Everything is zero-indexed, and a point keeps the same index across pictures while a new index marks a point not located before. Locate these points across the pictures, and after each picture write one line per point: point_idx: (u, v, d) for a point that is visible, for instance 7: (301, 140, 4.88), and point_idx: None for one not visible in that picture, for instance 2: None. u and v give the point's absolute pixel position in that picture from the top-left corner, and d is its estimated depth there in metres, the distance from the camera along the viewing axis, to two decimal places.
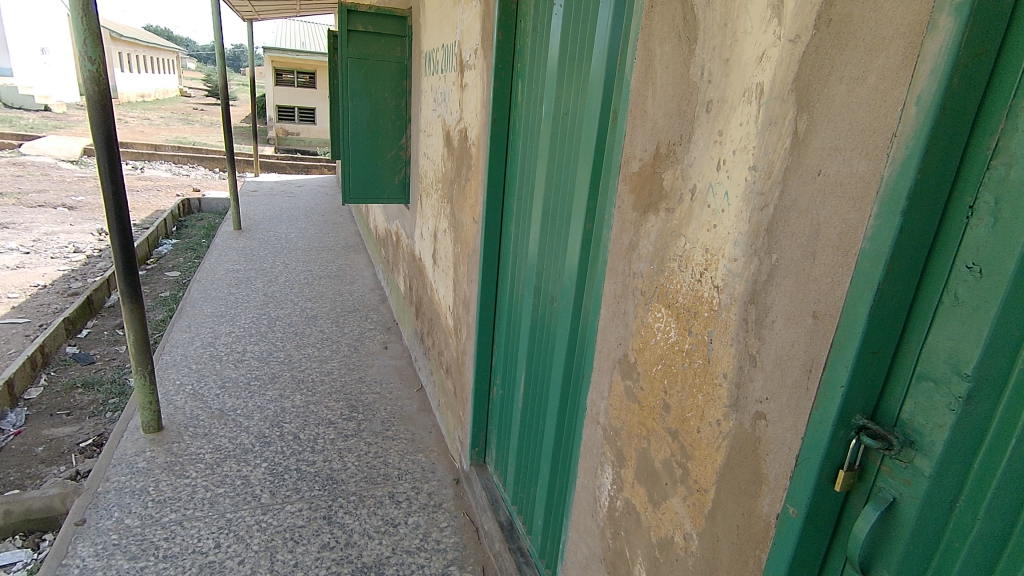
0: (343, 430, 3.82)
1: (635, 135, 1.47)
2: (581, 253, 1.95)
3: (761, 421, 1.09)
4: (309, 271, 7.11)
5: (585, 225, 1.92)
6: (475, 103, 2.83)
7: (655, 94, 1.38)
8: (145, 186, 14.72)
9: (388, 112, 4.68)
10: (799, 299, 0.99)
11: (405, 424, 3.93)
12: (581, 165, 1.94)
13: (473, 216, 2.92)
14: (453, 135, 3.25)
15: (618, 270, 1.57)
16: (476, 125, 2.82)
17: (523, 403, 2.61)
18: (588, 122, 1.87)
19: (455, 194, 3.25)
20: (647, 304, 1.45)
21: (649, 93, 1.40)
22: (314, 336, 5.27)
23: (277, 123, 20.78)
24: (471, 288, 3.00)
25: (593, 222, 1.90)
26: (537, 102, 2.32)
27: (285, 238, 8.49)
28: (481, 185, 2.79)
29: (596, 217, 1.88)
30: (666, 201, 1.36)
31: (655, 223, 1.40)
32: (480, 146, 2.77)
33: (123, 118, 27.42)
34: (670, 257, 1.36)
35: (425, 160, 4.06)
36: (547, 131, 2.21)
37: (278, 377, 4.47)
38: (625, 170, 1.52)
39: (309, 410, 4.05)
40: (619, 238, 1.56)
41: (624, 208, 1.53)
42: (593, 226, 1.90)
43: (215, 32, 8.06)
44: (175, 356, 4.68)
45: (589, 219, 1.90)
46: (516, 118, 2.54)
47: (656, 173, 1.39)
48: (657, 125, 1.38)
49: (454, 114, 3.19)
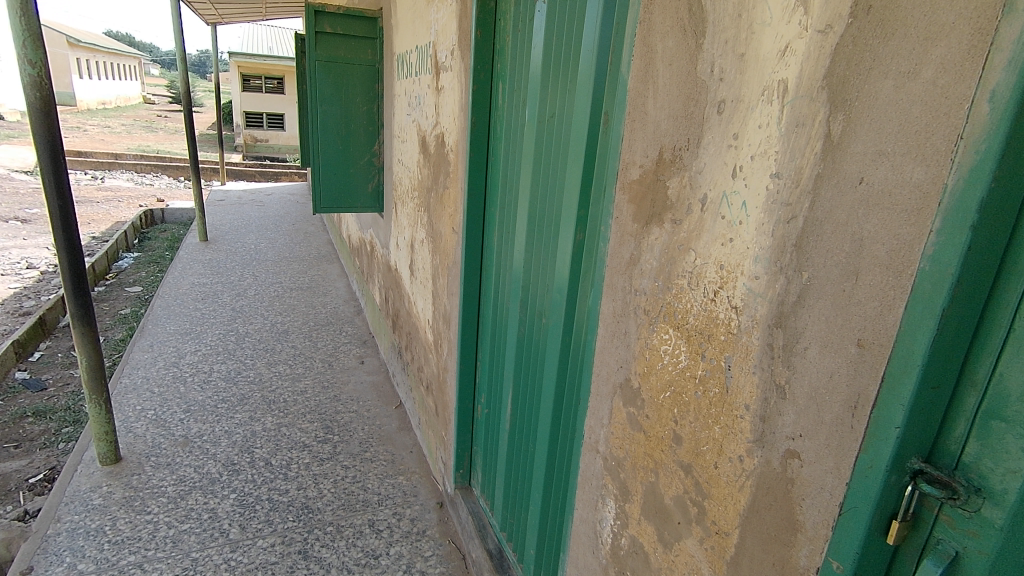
0: (319, 454, 3.61)
1: (634, 140, 1.34)
2: (571, 265, 1.82)
3: (793, 461, 0.97)
4: (280, 283, 6.85)
5: (575, 235, 1.79)
6: (452, 107, 2.68)
7: (657, 94, 1.26)
8: (106, 197, 14.16)
9: (359, 117, 4.50)
10: (839, 325, 0.87)
11: (384, 444, 3.75)
12: (569, 171, 1.81)
13: (453, 226, 2.76)
14: (429, 141, 3.09)
15: (617, 286, 1.44)
16: (454, 130, 2.67)
17: (510, 423, 2.46)
18: (577, 125, 1.74)
19: (432, 203, 3.09)
20: (651, 325, 1.32)
21: (650, 92, 1.28)
22: (285, 352, 5.03)
23: (245, 130, 20.27)
24: (451, 302, 2.85)
25: (584, 232, 1.77)
26: (519, 105, 2.19)
27: (254, 249, 8.19)
28: (461, 194, 2.64)
29: (588, 227, 1.75)
30: (671, 212, 1.23)
31: (659, 236, 1.28)
32: (459, 152, 2.62)
33: (82, 127, 26.46)
34: (677, 273, 1.23)
35: (399, 167, 3.89)
36: (532, 135, 2.08)
37: (248, 398, 4.24)
38: (624, 178, 1.38)
39: (281, 433, 3.83)
40: (618, 252, 1.43)
41: (623, 219, 1.40)
42: (584, 236, 1.77)
43: (176, 36, 7.75)
44: (135, 379, 4.40)
45: (579, 229, 1.78)
46: (497, 122, 2.40)
47: (659, 181, 1.26)
48: (659, 128, 1.25)
49: (430, 119, 3.03)
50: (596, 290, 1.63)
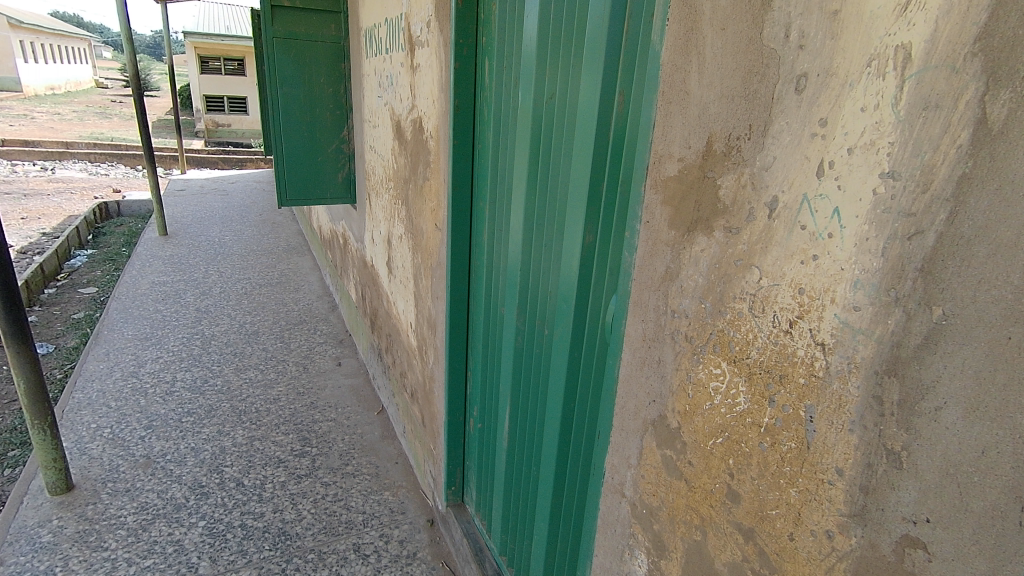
0: (296, 470, 3.33)
1: (673, 126, 1.08)
2: (580, 271, 1.57)
3: (917, 551, 0.74)
4: (248, 279, 6.45)
5: (585, 237, 1.54)
6: (430, 87, 2.37)
7: (703, 69, 1.00)
8: (56, 189, 13.32)
9: (325, 100, 4.13)
10: (1000, 383, 0.64)
11: (367, 455, 3.49)
12: (575, 160, 1.55)
13: (435, 222, 2.47)
14: (404, 127, 2.78)
15: (647, 304, 1.19)
16: (433, 114, 2.36)
17: (508, 442, 2.22)
18: (585, 107, 1.48)
19: (410, 196, 2.79)
20: (696, 355, 1.08)
21: (695, 65, 1.01)
22: (256, 355, 4.70)
23: (205, 114, 19.35)
24: (436, 307, 2.58)
25: (596, 232, 1.53)
26: (509, 85, 1.92)
27: (218, 243, 7.73)
28: (443, 186, 2.34)
29: (601, 227, 1.50)
30: (725, 218, 0.98)
31: (707, 246, 1.02)
32: (439, 140, 2.33)
33: (29, 114, 24.95)
34: (733, 294, 0.98)
35: (371, 155, 3.57)
36: (525, 120, 1.82)
37: (216, 410, 3.91)
38: (656, 174, 1.13)
39: (254, 448, 3.53)
40: (649, 264, 1.17)
41: (656, 222, 1.14)
42: (596, 236, 1.52)
43: (120, 13, 7.15)
44: (89, 393, 4.02)
45: (590, 228, 1.53)
46: (484, 105, 2.11)
47: (707, 178, 1.01)
48: (709, 112, 0.99)
49: (405, 102, 2.72)
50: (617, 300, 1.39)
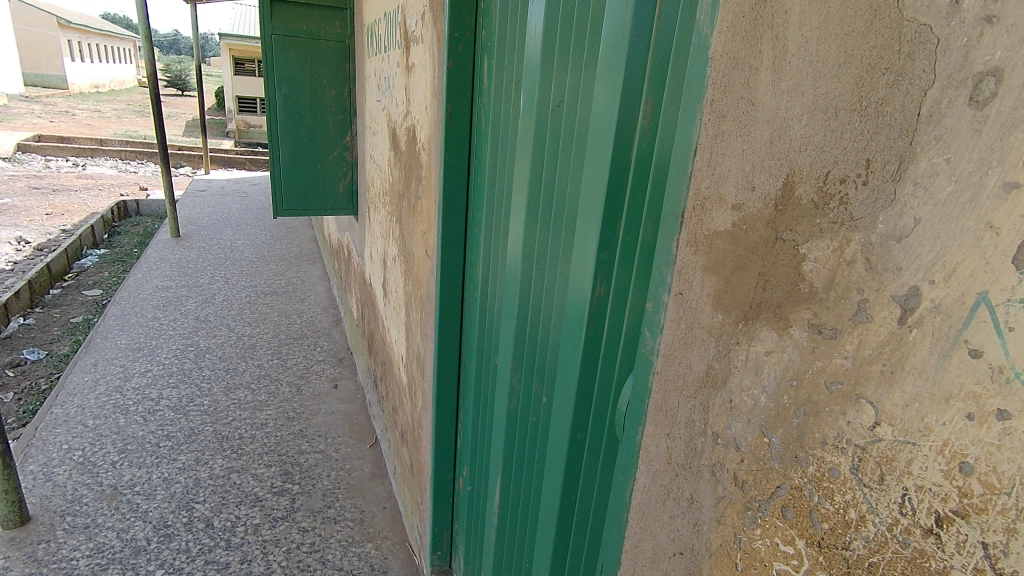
0: (272, 511, 2.99)
1: (725, 153, 0.69)
2: (586, 332, 1.18)
3: None
4: (254, 286, 6.21)
5: (593, 289, 1.16)
6: (424, 91, 2.02)
7: (782, 63, 0.61)
8: (84, 185, 13.44)
9: (328, 103, 3.83)
10: None
11: (353, 497, 3.14)
12: (585, 188, 1.17)
13: (425, 247, 2.11)
14: (399, 137, 2.43)
15: (677, 415, 0.80)
16: (426, 121, 2.01)
17: (498, 519, 1.83)
18: (598, 121, 1.11)
19: (404, 215, 2.43)
20: (753, 512, 0.69)
21: (767, 56, 0.62)
22: (249, 372, 4.41)
23: (235, 115, 19.49)
24: (425, 345, 2.22)
25: (609, 285, 1.14)
26: (508, 90, 1.55)
27: (230, 247, 7.54)
28: (435, 208, 1.97)
29: (618, 278, 1.12)
30: (812, 311, 0.60)
31: (778, 351, 0.64)
32: (431, 153, 1.97)
33: (69, 111, 25.56)
34: (822, 438, 0.60)
35: (370, 165, 3.24)
36: (525, 134, 1.45)
37: (197, 435, 3.61)
38: (697, 227, 0.74)
39: (231, 481, 3.20)
40: (680, 358, 0.79)
41: (694, 297, 0.75)
42: (610, 289, 1.14)
43: (139, 12, 7.02)
44: (68, 409, 3.76)
45: (601, 278, 1.14)
46: (482, 112, 1.75)
47: (785, 243, 0.62)
48: (789, 135, 0.60)
49: (401, 108, 2.37)
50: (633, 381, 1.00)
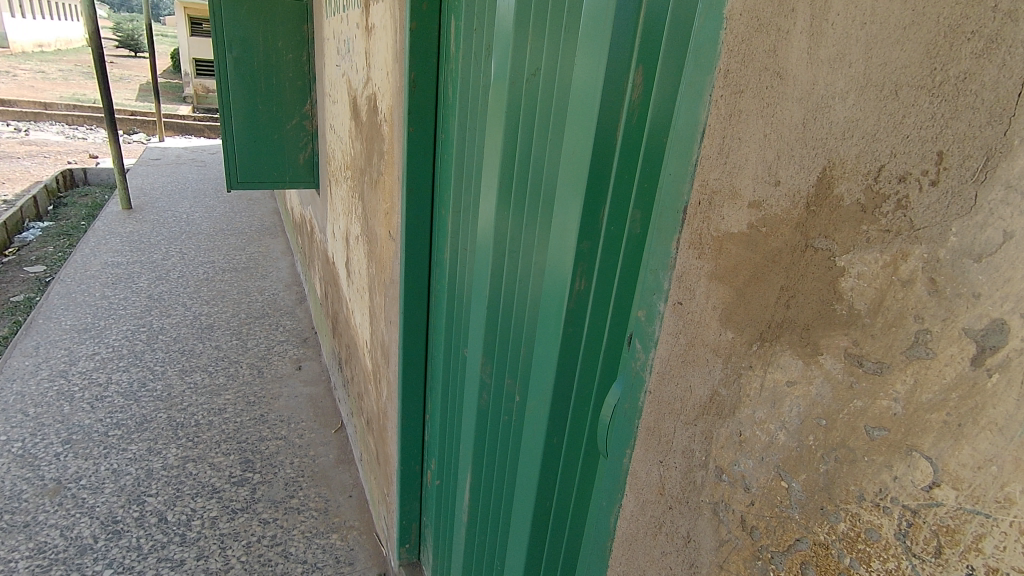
0: (231, 503, 2.85)
1: (741, 137, 0.56)
2: (564, 331, 1.06)
3: None
4: (212, 262, 5.91)
5: (573, 283, 1.03)
6: (385, 55, 1.82)
7: (824, 22, 0.47)
8: (27, 152, 12.60)
9: (285, 66, 3.55)
10: None
11: (317, 485, 3.02)
12: (565, 168, 1.03)
13: (388, 228, 1.95)
14: (360, 105, 2.24)
15: (673, 442, 0.69)
16: (388, 89, 1.82)
17: (468, 519, 1.73)
18: (580, 91, 0.97)
19: (365, 191, 2.25)
20: (765, 563, 0.59)
21: (801, 12, 0.49)
22: (206, 353, 4.19)
23: (191, 79, 18.49)
24: (390, 332, 2.07)
25: (591, 279, 1.01)
26: (476, 55, 1.38)
27: (186, 220, 7.15)
28: (397, 185, 1.81)
29: (601, 272, 0.99)
30: (851, 340, 0.49)
31: (803, 383, 0.53)
32: (393, 126, 1.79)
33: (9, 70, 23.88)
34: (858, 492, 0.49)
35: (331, 135, 3.02)
36: (494, 105, 1.29)
37: (149, 422, 3.41)
38: (703, 227, 0.61)
39: (186, 472, 3.03)
40: (678, 379, 0.67)
41: (697, 308, 0.63)
42: (592, 284, 1.01)
43: None
44: (6, 397, 3.50)
45: (581, 272, 1.01)
46: (448, 80, 1.58)
47: (818, 254, 0.50)
48: (829, 116, 0.48)
49: (361, 74, 2.17)
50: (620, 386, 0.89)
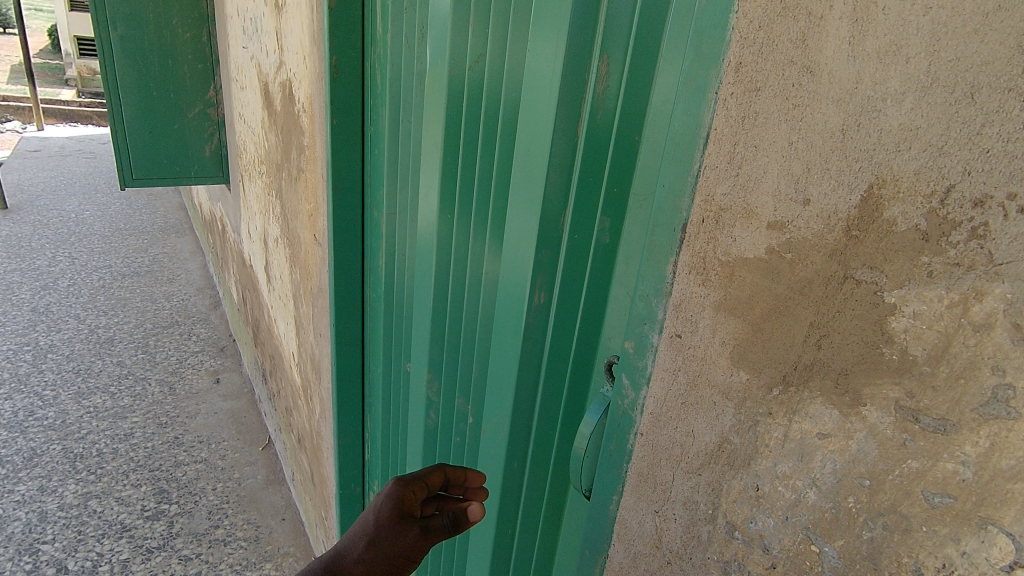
0: (145, 540, 2.54)
1: (758, 145, 0.47)
2: (523, 348, 0.95)
3: None
4: (109, 267, 5.32)
5: (532, 297, 0.92)
6: (300, 37, 1.62)
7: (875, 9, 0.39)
8: None
9: (181, 47, 3.19)
10: None
11: (245, 511, 2.77)
12: (517, 168, 0.92)
13: (313, 232, 1.76)
14: (273, 94, 2.00)
15: (672, 492, 0.61)
16: (305, 77, 1.62)
17: None
18: (533, 82, 0.85)
19: (284, 189, 2.03)
20: None
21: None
22: (107, 371, 3.76)
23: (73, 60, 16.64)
24: (320, 346, 1.89)
25: (552, 292, 0.91)
26: (407, 40, 1.23)
27: (75, 220, 6.40)
28: (321, 184, 1.62)
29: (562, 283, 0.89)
30: (903, 391, 0.41)
31: (841, 436, 0.45)
32: (313, 118, 1.59)
33: None
34: (913, 565, 0.42)
35: (240, 125, 2.74)
36: (430, 96, 1.14)
37: (40, 456, 2.99)
38: (707, 248, 0.52)
39: (89, 510, 2.68)
40: (678, 421, 0.59)
41: (701, 343, 0.54)
42: (553, 297, 0.90)
43: None
44: None
45: (541, 284, 0.91)
46: (376, 66, 1.41)
47: (861, 287, 0.42)
48: (879, 122, 0.39)
49: (273, 59, 1.94)
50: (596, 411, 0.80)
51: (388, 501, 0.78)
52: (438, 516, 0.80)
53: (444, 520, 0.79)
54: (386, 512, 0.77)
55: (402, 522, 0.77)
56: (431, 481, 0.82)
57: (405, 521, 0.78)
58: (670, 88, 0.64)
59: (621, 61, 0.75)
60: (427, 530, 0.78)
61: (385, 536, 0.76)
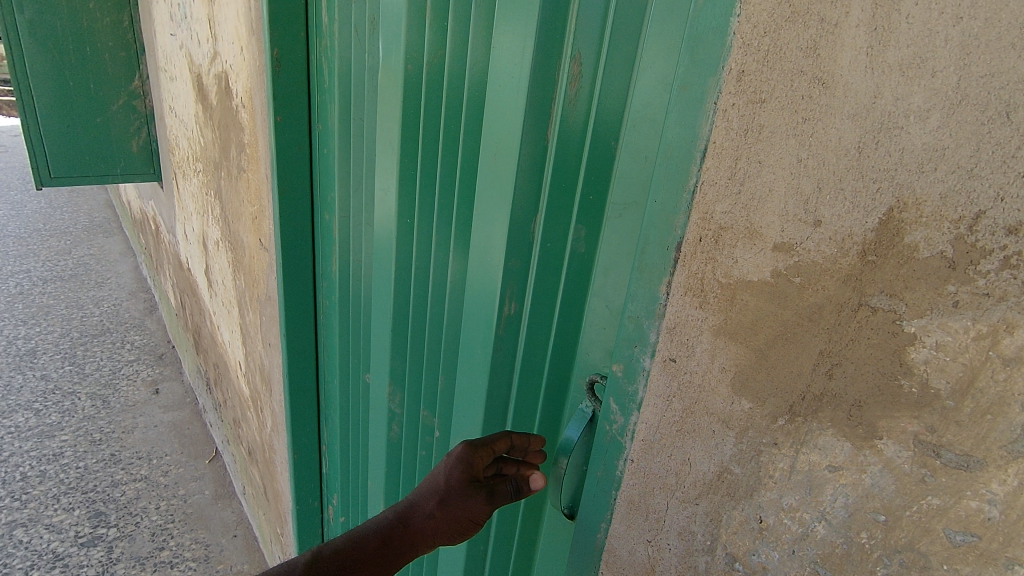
0: (82, 568, 2.34)
1: (763, 160, 0.43)
2: (493, 358, 0.90)
3: None
4: (27, 271, 4.90)
5: (501, 306, 0.87)
6: (235, 25, 1.49)
7: (895, 19, 0.35)
8: None
9: (101, 34, 2.93)
10: None
11: (193, 529, 2.62)
12: (482, 171, 0.86)
13: (258, 236, 1.65)
14: (207, 87, 1.86)
15: (666, 521, 0.57)
16: (243, 69, 1.50)
17: None
18: (499, 81, 0.80)
19: (223, 189, 1.89)
20: None
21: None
22: (30, 386, 3.46)
23: None
24: (269, 356, 1.78)
25: (522, 302, 0.85)
26: (356, 32, 1.15)
27: None
28: (265, 185, 1.51)
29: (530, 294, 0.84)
30: (923, 425, 0.39)
31: (853, 470, 0.43)
32: (255, 115, 1.48)
33: None
34: None
35: (171, 119, 2.55)
36: (384, 93, 1.07)
37: None
38: (706, 268, 0.49)
39: (14, 539, 2.45)
40: (672, 449, 0.55)
41: (698, 369, 0.51)
42: (524, 306, 0.85)
43: None
44: None
45: (512, 294, 0.86)
46: (323, 59, 1.32)
47: (877, 315, 0.39)
48: (900, 141, 0.36)
49: (205, 48, 1.79)
50: (577, 426, 0.76)
51: (457, 466, 0.75)
52: (502, 482, 0.76)
53: (508, 487, 0.75)
54: (454, 475, 0.76)
55: (469, 487, 0.75)
56: (495, 450, 0.76)
57: (471, 487, 0.75)
58: (654, 93, 0.59)
59: (595, 60, 0.70)
60: (492, 498, 0.75)
61: (454, 497, 0.76)
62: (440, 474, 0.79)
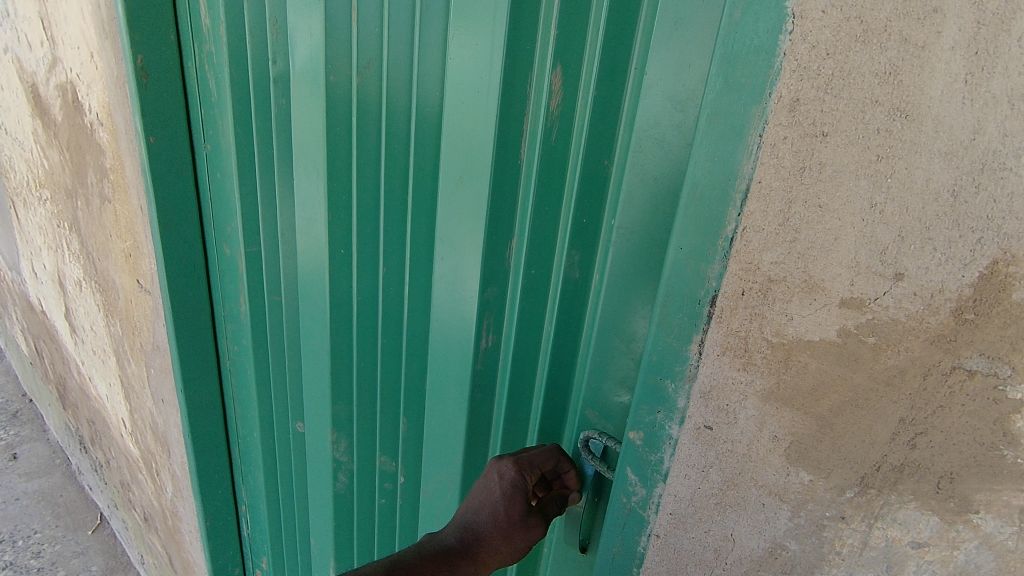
0: None
1: (825, 202, 0.37)
2: (472, 401, 0.79)
3: None
4: None
5: (479, 339, 0.75)
6: (80, 26, 1.22)
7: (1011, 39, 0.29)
8: None
9: None
10: None
11: None
12: (442, 194, 0.74)
13: (135, 277, 1.39)
14: (47, 100, 1.53)
15: None
16: (95, 80, 1.24)
17: None
18: (460, 95, 0.68)
19: (82, 222, 1.58)
20: None
21: (954, 12, 0.30)
22: None
23: None
24: (164, 413, 1.52)
25: (502, 331, 0.75)
26: (252, 36, 0.96)
27: None
28: (139, 218, 1.26)
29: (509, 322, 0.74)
30: None
31: (942, 546, 0.37)
32: (118, 135, 1.23)
33: None
34: None
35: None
36: (300, 110, 0.90)
37: None
38: (753, 327, 0.42)
39: None
40: (709, 523, 0.49)
41: (743, 438, 0.45)
42: (504, 337, 0.75)
43: None
44: None
45: (489, 324, 0.75)
46: (202, 68, 1.10)
47: (976, 383, 0.34)
48: (1008, 183, 0.31)
49: (40, 53, 1.47)
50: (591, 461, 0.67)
51: (517, 498, 0.63)
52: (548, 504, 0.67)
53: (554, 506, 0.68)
54: (515, 508, 0.64)
55: (527, 517, 0.65)
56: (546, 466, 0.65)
57: (528, 517, 0.66)
58: (664, 110, 0.51)
59: (579, 68, 0.60)
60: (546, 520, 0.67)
61: (516, 531, 0.65)
62: (491, 508, 0.65)
